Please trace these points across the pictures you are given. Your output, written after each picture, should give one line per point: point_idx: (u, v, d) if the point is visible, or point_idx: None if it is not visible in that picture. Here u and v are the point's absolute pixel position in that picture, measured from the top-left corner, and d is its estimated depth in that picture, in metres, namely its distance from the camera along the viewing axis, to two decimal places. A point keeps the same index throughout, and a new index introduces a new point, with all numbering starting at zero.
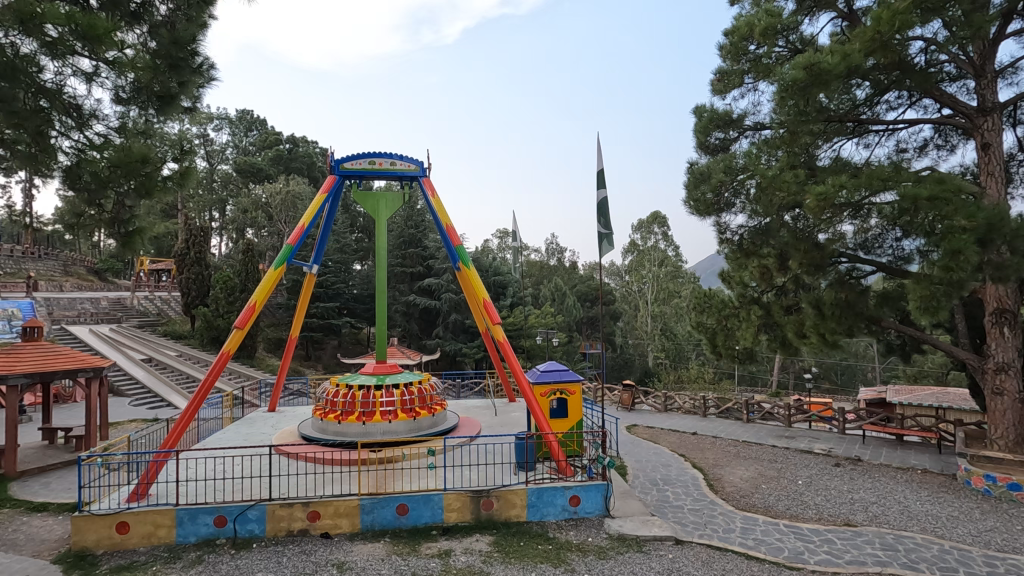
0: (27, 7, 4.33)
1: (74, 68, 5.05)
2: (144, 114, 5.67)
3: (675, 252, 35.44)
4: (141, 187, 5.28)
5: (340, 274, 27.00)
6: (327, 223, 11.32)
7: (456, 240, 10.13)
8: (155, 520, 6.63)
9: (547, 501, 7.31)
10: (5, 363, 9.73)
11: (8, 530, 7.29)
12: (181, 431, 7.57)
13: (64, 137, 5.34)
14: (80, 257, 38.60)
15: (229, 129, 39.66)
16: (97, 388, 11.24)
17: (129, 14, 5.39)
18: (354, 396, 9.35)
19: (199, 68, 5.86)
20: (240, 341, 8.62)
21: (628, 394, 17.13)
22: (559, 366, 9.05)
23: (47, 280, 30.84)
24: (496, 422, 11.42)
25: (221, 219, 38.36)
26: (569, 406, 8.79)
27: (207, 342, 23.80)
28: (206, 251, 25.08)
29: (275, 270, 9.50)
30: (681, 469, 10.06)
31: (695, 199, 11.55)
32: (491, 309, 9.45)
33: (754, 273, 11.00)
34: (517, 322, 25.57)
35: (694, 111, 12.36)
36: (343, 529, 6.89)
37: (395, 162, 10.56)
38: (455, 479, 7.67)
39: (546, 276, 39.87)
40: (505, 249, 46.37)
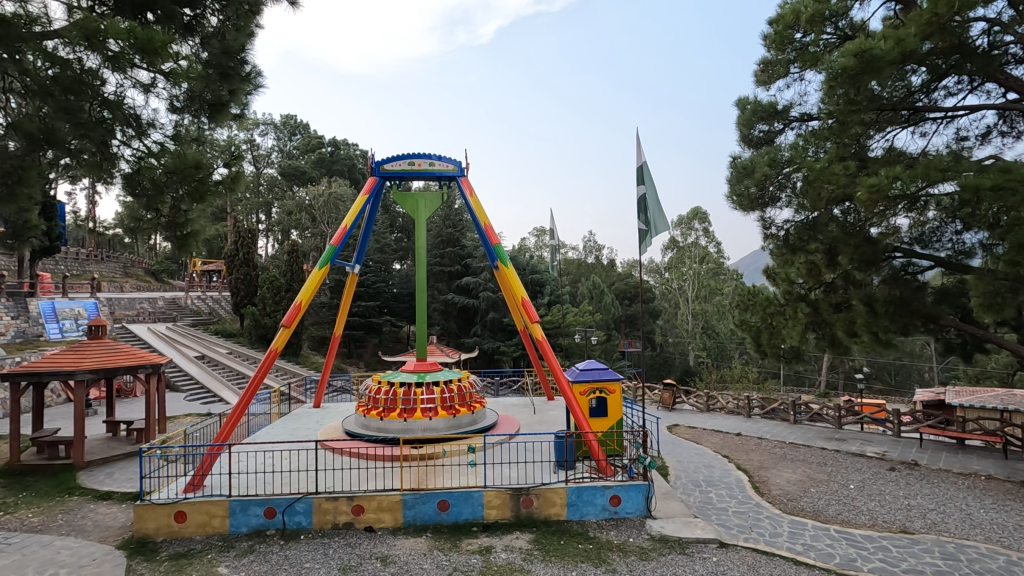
0: (92, 23, 4.57)
1: (133, 79, 5.29)
2: (197, 122, 5.89)
3: (717, 248, 34.64)
4: (195, 191, 5.50)
5: (380, 274, 27.58)
6: (369, 223, 11.53)
7: (495, 239, 10.17)
8: (209, 510, 6.93)
9: (587, 500, 7.27)
10: (72, 359, 10.36)
11: (78, 516, 7.77)
12: (233, 425, 7.90)
13: (125, 145, 5.59)
14: (138, 259, 40.58)
15: (273, 133, 40.97)
16: (155, 384, 11.81)
17: (182, 26, 5.64)
18: (395, 393, 9.53)
19: (248, 76, 6.07)
20: (287, 339, 8.90)
21: (668, 393, 16.80)
22: (599, 365, 8.97)
23: (109, 282, 32.61)
24: (534, 421, 11.38)
25: (267, 221, 39.67)
26: (609, 405, 8.68)
27: (255, 340, 24.71)
28: (254, 252, 26.01)
29: (319, 270, 9.75)
30: (724, 470, 9.84)
31: (738, 193, 11.23)
32: (529, 307, 9.43)
33: (801, 269, 10.65)
34: (555, 320, 25.52)
35: (737, 103, 12.04)
36: (386, 523, 7.03)
37: (434, 162, 10.68)
38: (495, 476, 7.71)
39: (584, 274, 39.57)
40: (541, 247, 46.33)
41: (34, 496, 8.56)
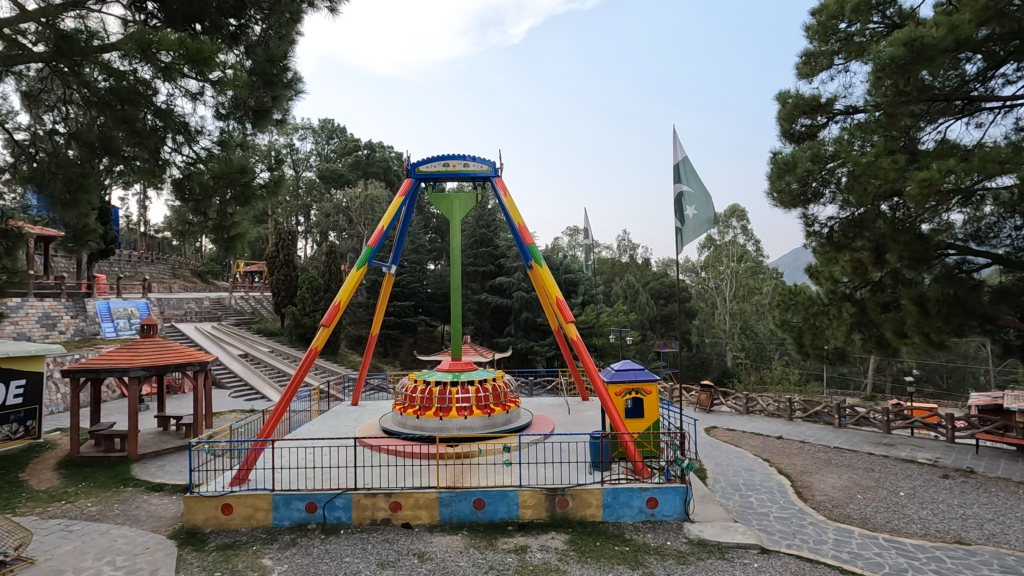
0: (145, 36, 4.79)
1: (182, 88, 5.50)
2: (241, 128, 6.05)
3: (756, 247, 33.79)
4: (241, 196, 5.70)
5: (415, 274, 27.94)
6: (405, 224, 11.68)
7: (529, 239, 10.17)
8: (254, 504, 7.16)
9: (623, 502, 7.19)
10: (127, 357, 10.88)
11: (132, 506, 8.16)
12: (276, 422, 8.15)
13: (176, 153, 5.80)
14: (185, 261, 42.29)
15: (312, 138, 42.06)
16: (202, 380, 12.26)
17: (228, 36, 5.86)
18: (431, 392, 9.63)
19: (289, 82, 6.26)
20: (327, 338, 9.12)
21: (706, 395, 16.45)
22: (635, 365, 8.84)
23: (159, 283, 34.10)
24: (569, 422, 11.32)
25: (306, 223, 40.71)
26: (645, 406, 8.55)
27: (295, 339, 25.42)
28: (294, 254, 26.73)
29: (357, 271, 9.93)
30: (765, 474, 9.58)
31: (779, 190, 10.91)
32: (564, 307, 9.36)
33: (846, 267, 10.27)
34: (589, 320, 25.32)
35: (777, 97, 11.71)
36: (423, 520, 7.12)
37: (468, 163, 10.76)
38: (531, 476, 7.71)
39: (618, 274, 39.20)
40: (574, 247, 46.12)
41: (92, 486, 9.03)
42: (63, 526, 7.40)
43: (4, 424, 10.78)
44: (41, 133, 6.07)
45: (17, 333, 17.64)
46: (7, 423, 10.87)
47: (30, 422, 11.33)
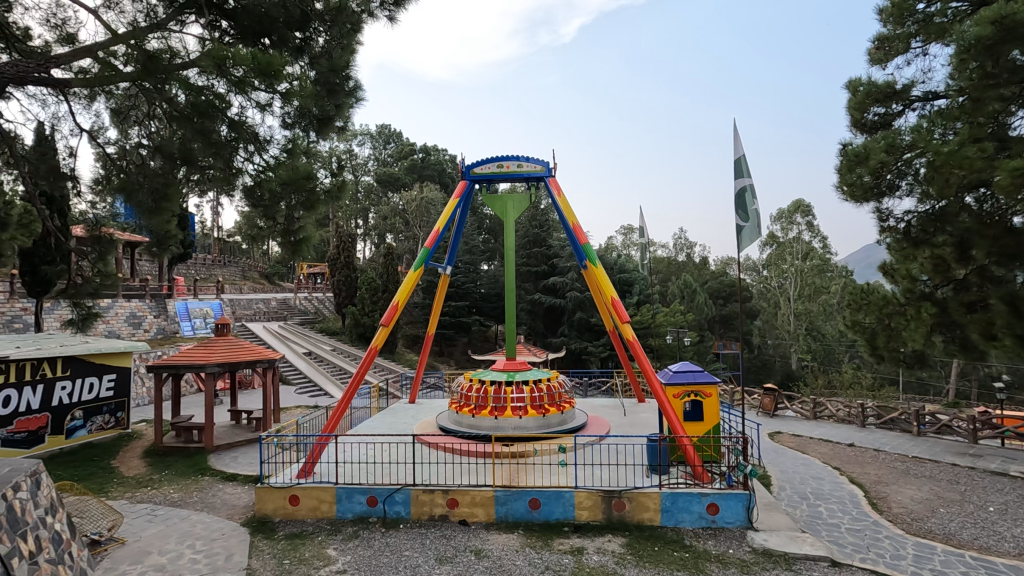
0: (220, 52, 5.10)
1: (252, 100, 5.78)
2: (306, 135, 6.27)
3: (823, 244, 32.14)
4: (306, 201, 5.98)
5: (469, 274, 28.33)
6: (460, 226, 11.81)
7: (583, 239, 10.07)
8: (319, 496, 7.47)
9: (682, 507, 7.03)
10: (204, 354, 11.61)
11: (209, 494, 8.71)
12: (338, 417, 8.48)
13: (248, 161, 6.10)
14: (254, 263, 44.68)
15: (370, 143, 43.51)
16: (271, 377, 12.91)
17: (294, 49, 6.15)
18: (486, 391, 9.74)
19: (351, 91, 6.52)
20: (386, 337, 9.39)
21: (769, 398, 15.75)
22: (693, 366, 8.53)
23: (231, 285, 36.17)
24: (625, 423, 11.13)
25: (365, 226, 42.08)
26: (705, 410, 8.22)
27: (355, 338, 26.33)
28: (353, 256, 27.69)
29: (414, 272, 10.16)
30: (836, 483, 9.09)
31: (849, 183, 10.29)
32: (619, 307, 9.20)
33: (925, 265, 9.59)
34: (645, 320, 24.83)
35: (847, 86, 11.06)
36: (479, 518, 7.21)
37: (522, 163, 10.78)
38: (587, 477, 7.66)
39: (674, 273, 38.24)
40: (628, 246, 45.45)
41: (174, 474, 9.70)
42: (149, 510, 7.99)
43: (97, 415, 11.78)
44: (129, 147, 6.54)
45: (108, 332, 19.22)
46: (100, 414, 11.86)
47: (120, 414, 12.32)
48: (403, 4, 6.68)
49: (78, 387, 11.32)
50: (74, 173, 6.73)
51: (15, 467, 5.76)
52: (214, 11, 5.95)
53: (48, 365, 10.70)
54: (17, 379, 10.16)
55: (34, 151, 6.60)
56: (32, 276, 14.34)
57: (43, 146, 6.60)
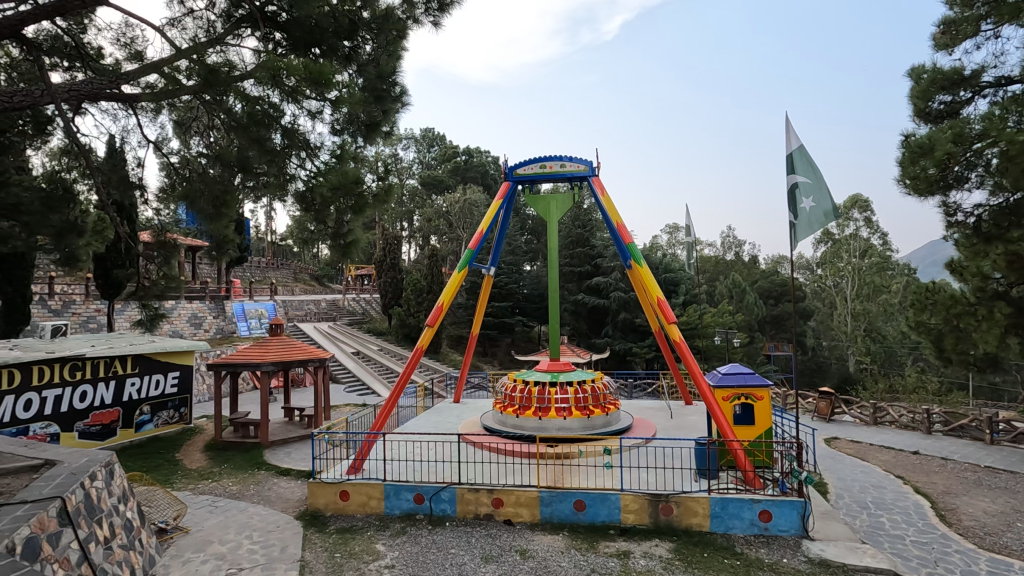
0: (274, 63, 5.30)
1: (304, 108, 5.98)
2: (354, 140, 6.43)
3: (882, 240, 30.59)
4: (355, 205, 6.15)
5: (512, 275, 28.45)
6: (503, 227, 11.85)
7: (627, 238, 9.93)
8: (368, 492, 7.67)
9: (733, 513, 6.82)
10: (260, 353, 12.11)
11: (265, 488, 9.08)
12: (386, 416, 8.68)
13: (300, 167, 6.33)
14: (305, 266, 46.32)
15: (414, 147, 44.37)
16: (321, 376, 13.33)
17: (343, 57, 6.34)
18: (530, 391, 9.75)
19: (397, 96, 6.67)
20: (431, 338, 9.53)
21: (825, 403, 15.09)
22: (743, 369, 8.25)
23: (283, 286, 37.64)
24: (672, 426, 10.90)
25: (410, 228, 42.92)
26: (756, 413, 7.93)
27: (401, 338, 26.88)
28: (399, 258, 28.27)
29: (458, 273, 10.27)
30: (900, 493, 8.62)
31: (913, 176, 9.76)
32: (665, 307, 9.01)
33: (998, 262, 8.99)
34: (692, 321, 24.27)
35: (910, 73, 10.50)
36: (524, 518, 7.23)
37: (566, 163, 10.73)
38: (633, 480, 7.55)
39: (722, 272, 37.19)
40: (674, 245, 44.58)
41: (233, 468, 10.16)
42: (210, 501, 8.40)
43: (163, 410, 12.44)
44: (191, 156, 6.91)
45: (172, 331, 20.37)
46: (165, 409, 12.53)
47: (183, 409, 12.98)
48: (448, 9, 6.76)
49: (145, 383, 12.02)
50: (142, 182, 7.17)
51: (91, 457, 6.17)
52: (268, 23, 6.19)
53: (119, 363, 11.45)
54: (92, 375, 10.95)
55: (106, 162, 7.04)
56: (105, 279, 15.37)
57: (114, 158, 7.03)
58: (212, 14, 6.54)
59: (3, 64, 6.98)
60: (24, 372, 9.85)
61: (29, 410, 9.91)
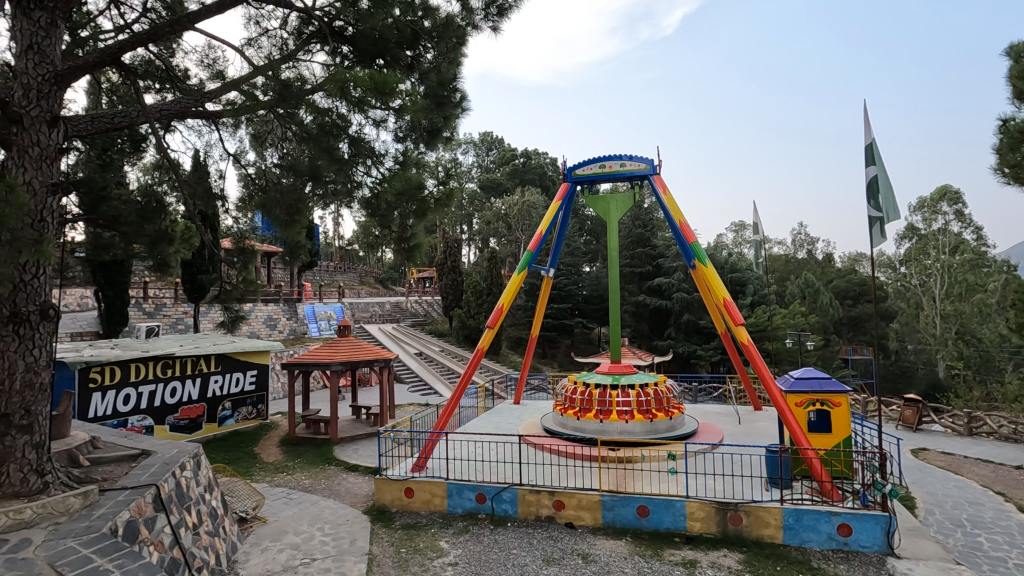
0: (342, 76, 5.50)
1: (369, 118, 6.19)
2: (416, 146, 6.59)
3: (977, 235, 28.13)
4: (418, 210, 6.29)
5: (571, 277, 28.29)
6: (562, 229, 11.79)
7: (691, 238, 9.65)
8: (432, 490, 7.84)
9: (808, 526, 6.47)
10: (329, 353, 12.66)
11: (335, 483, 9.48)
12: (448, 416, 8.86)
13: (366, 173, 6.57)
14: (370, 269, 47.98)
15: (473, 151, 45.05)
16: (386, 376, 13.75)
17: (405, 66, 6.51)
18: (591, 394, 9.65)
19: (457, 102, 6.80)
20: (492, 339, 9.64)
21: (911, 411, 14.02)
22: (819, 373, 7.79)
23: (350, 289, 39.18)
24: (740, 432, 10.47)
25: (470, 231, 43.57)
26: (833, 421, 7.46)
27: (462, 340, 27.30)
28: (459, 260, 28.76)
29: (518, 275, 10.32)
30: (1000, 511, 7.88)
31: (1013, 164, 8.92)
32: (732, 308, 8.67)
33: None
34: (761, 322, 23.21)
35: (1007, 52, 9.62)
36: (586, 521, 7.15)
37: (625, 163, 10.56)
38: (699, 487, 7.31)
39: (794, 271, 35.38)
40: (740, 244, 42.85)
41: (306, 462, 10.68)
42: (285, 493, 8.87)
43: (243, 406, 13.26)
44: (266, 167, 7.35)
45: (250, 332, 21.66)
46: (245, 405, 13.34)
47: (260, 406, 13.78)
48: (506, 14, 6.83)
49: (227, 380, 12.85)
50: (223, 193, 7.69)
51: (181, 449, 6.67)
52: (336, 38, 6.46)
53: (205, 362, 12.30)
54: (181, 372, 11.83)
55: (192, 175, 7.59)
56: (192, 283, 16.57)
57: (199, 171, 7.56)
58: (285, 32, 6.91)
59: (104, 89, 7.67)
60: (123, 369, 10.79)
61: (128, 404, 10.85)
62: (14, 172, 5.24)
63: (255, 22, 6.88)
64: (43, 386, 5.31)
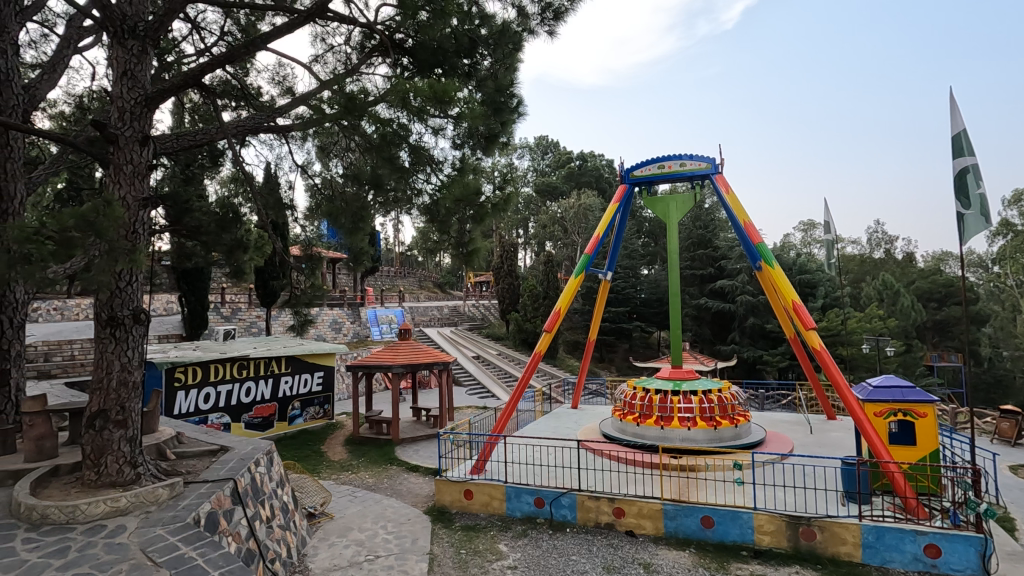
0: (402, 86, 5.63)
1: (428, 126, 6.33)
2: (473, 152, 6.67)
3: None
4: (476, 214, 6.35)
5: (629, 279, 27.85)
6: (620, 231, 11.60)
7: (756, 238, 9.27)
8: (491, 492, 7.90)
9: (890, 545, 6.04)
10: (391, 356, 13.03)
11: (397, 482, 9.73)
12: (506, 419, 8.91)
13: (426, 181, 6.72)
14: (429, 273, 49.07)
15: (529, 155, 45.28)
16: (445, 378, 13.99)
17: (463, 74, 6.62)
18: (651, 399, 9.44)
19: (514, 108, 6.85)
20: (549, 343, 9.62)
21: (1008, 423, 12.81)
22: (900, 381, 7.25)
23: (410, 294, 40.23)
24: (812, 442, 9.92)
25: (526, 235, 43.78)
26: (918, 432, 6.92)
27: (519, 343, 27.41)
28: (515, 264, 28.91)
29: (575, 278, 10.25)
30: None
31: None
32: (802, 312, 8.25)
33: None
34: (833, 326, 21.94)
35: None
36: (648, 530, 6.99)
37: (685, 162, 10.28)
38: (768, 499, 6.99)
39: (870, 272, 33.26)
40: (810, 244, 40.72)
41: (369, 461, 11.02)
42: (350, 491, 9.19)
43: (311, 406, 13.87)
44: (331, 177, 7.67)
45: (317, 335, 22.67)
46: (312, 405, 13.94)
47: (326, 406, 14.35)
48: (562, 17, 6.82)
49: (297, 381, 13.48)
50: (292, 203, 8.09)
51: (256, 446, 7.04)
52: (396, 50, 6.68)
53: (276, 363, 12.96)
54: (255, 373, 12.52)
55: (265, 187, 8.04)
56: (264, 289, 17.53)
57: (270, 183, 7.96)
58: (349, 47, 7.21)
59: (188, 108, 8.29)
60: (204, 369, 11.53)
61: (208, 402, 11.58)
62: (111, 188, 5.72)
63: (321, 39, 7.22)
64: (135, 385, 5.71)
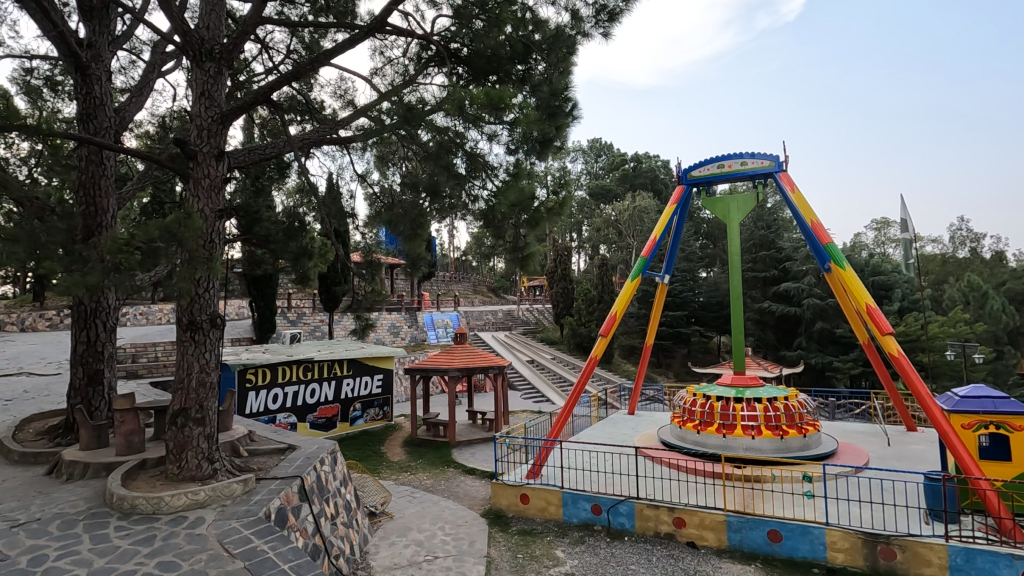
0: (458, 95, 5.74)
1: (483, 133, 6.41)
2: (527, 157, 6.68)
3: None
4: (531, 220, 6.39)
5: (687, 282, 27.11)
6: (678, 233, 11.27)
7: (826, 238, 8.80)
8: (547, 498, 7.88)
9: (982, 568, 5.57)
10: (447, 360, 13.25)
11: (454, 484, 9.86)
12: (562, 424, 8.84)
13: (481, 187, 6.80)
14: (483, 278, 49.61)
15: (582, 158, 45.01)
16: (501, 382, 14.06)
17: (517, 80, 6.66)
18: (712, 406, 9.14)
19: (569, 111, 6.82)
20: (605, 347, 9.49)
21: None
22: (991, 391, 6.67)
23: (465, 298, 40.80)
24: (889, 455, 9.29)
25: (579, 238, 43.50)
26: (1012, 447, 6.33)
27: (573, 347, 27.22)
28: (569, 268, 28.75)
29: (631, 282, 10.07)
30: None
31: None
32: (877, 315, 7.77)
33: None
34: (911, 331, 20.54)
35: None
36: (710, 542, 6.76)
37: (746, 161, 9.92)
38: (842, 514, 6.60)
39: (953, 273, 30.91)
40: (884, 243, 38.31)
41: (427, 463, 11.24)
42: (409, 491, 9.39)
43: (371, 407, 14.28)
44: (389, 186, 7.91)
45: (377, 339, 23.36)
46: (372, 406, 14.35)
47: (386, 407, 14.73)
48: (618, 18, 6.75)
49: (357, 383, 13.92)
50: (353, 212, 8.40)
51: (321, 445, 7.33)
52: (451, 60, 6.82)
53: (338, 365, 13.44)
54: (319, 375, 13.03)
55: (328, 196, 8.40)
56: (328, 294, 18.25)
57: (333, 192, 8.31)
58: (406, 59, 7.43)
59: (258, 123, 8.80)
60: (272, 371, 12.12)
61: (276, 402, 12.16)
62: (191, 201, 6.12)
63: (379, 52, 7.47)
64: (213, 385, 6.07)
